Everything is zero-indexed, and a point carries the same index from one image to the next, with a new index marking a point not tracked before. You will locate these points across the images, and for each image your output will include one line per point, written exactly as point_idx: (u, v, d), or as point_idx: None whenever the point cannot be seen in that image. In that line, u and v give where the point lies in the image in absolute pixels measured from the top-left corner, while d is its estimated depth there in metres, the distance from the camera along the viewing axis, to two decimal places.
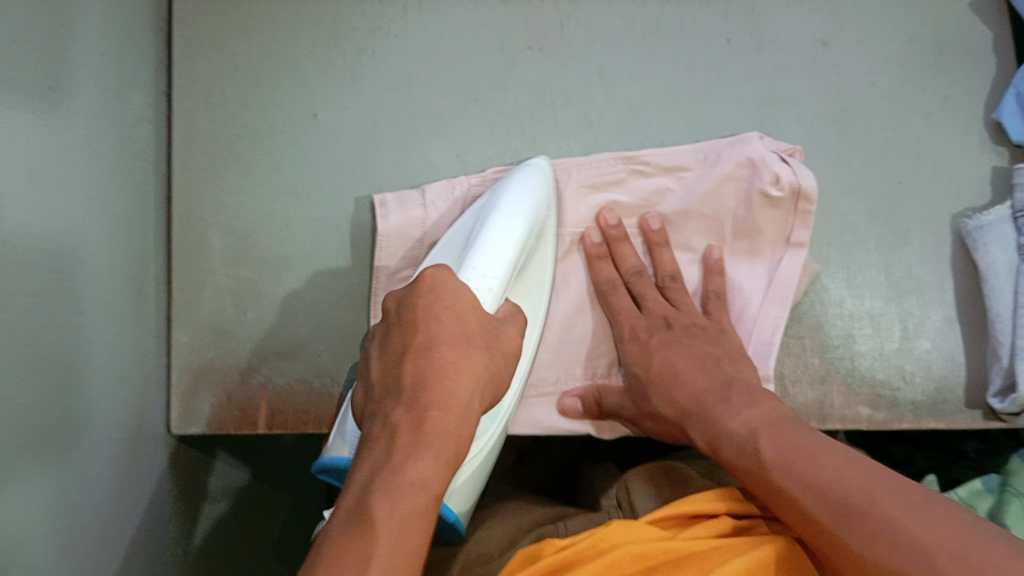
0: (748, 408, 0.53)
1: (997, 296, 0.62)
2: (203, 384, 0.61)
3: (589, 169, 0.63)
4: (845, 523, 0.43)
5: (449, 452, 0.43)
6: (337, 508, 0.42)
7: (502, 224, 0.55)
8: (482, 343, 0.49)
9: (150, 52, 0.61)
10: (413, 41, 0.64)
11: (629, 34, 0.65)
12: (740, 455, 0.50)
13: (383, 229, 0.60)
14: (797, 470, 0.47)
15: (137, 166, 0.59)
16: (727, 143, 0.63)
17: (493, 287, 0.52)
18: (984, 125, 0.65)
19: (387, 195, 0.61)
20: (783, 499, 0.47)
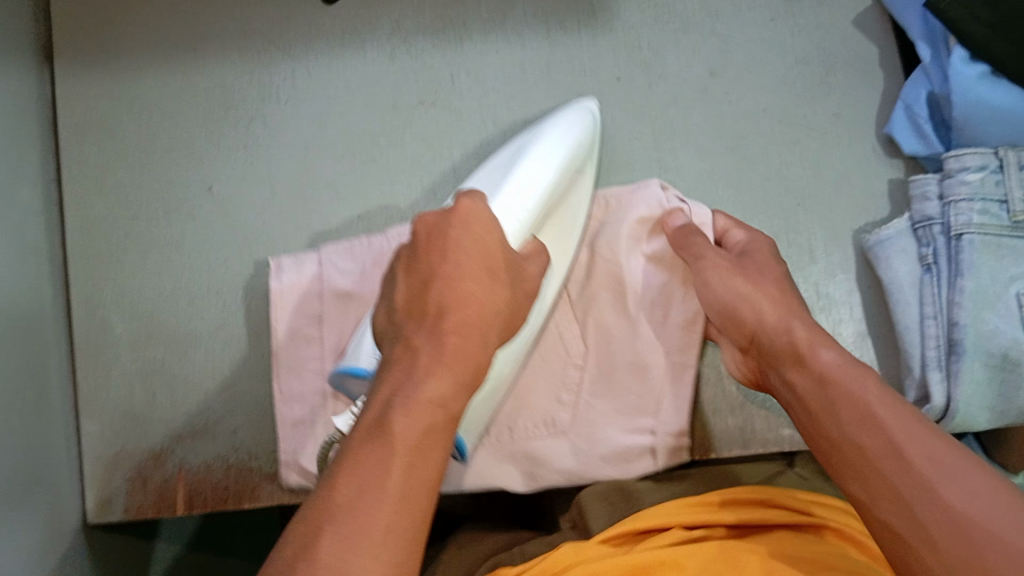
0: (865, 416, 0.45)
1: (904, 309, 0.62)
2: (119, 470, 0.60)
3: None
4: (901, 499, 0.41)
5: (435, 415, 0.40)
6: (338, 454, 0.39)
7: (543, 155, 0.55)
8: (462, 328, 0.43)
9: (35, 143, 0.60)
10: (304, 106, 0.64)
11: (519, 79, 0.65)
12: (824, 401, 0.47)
13: (274, 287, 0.60)
14: (886, 429, 0.44)
15: (31, 261, 0.58)
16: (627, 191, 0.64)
17: (475, 255, 0.46)
18: (877, 139, 0.66)
19: (282, 257, 0.62)
20: (880, 488, 0.42)
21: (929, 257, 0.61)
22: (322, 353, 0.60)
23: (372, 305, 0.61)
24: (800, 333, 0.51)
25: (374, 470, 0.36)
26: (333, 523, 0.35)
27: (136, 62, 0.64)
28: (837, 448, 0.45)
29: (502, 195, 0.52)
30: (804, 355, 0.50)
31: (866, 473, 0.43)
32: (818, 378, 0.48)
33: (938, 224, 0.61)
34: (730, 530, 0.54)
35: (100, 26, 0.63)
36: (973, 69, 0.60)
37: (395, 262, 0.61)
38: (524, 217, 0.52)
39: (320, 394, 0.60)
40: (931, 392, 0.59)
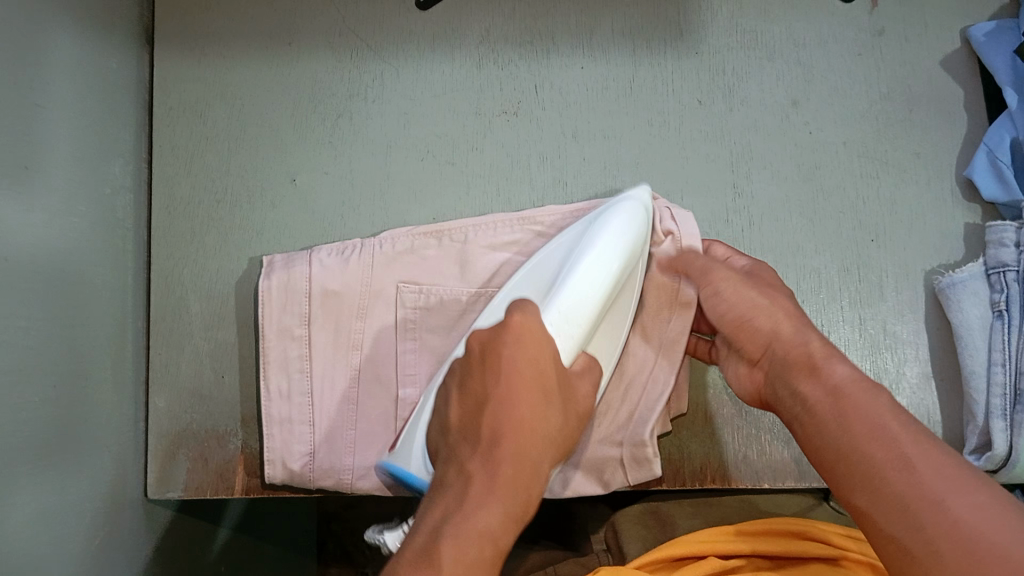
0: (879, 430, 0.42)
1: (971, 353, 0.62)
2: (182, 449, 0.62)
3: (483, 231, 0.62)
4: (910, 514, 0.38)
5: (490, 544, 0.40)
6: (386, 570, 0.39)
7: (595, 263, 0.53)
8: (521, 454, 0.44)
9: (129, 123, 0.62)
10: (389, 106, 0.65)
11: (602, 96, 0.66)
12: (831, 413, 0.44)
13: (264, 286, 0.59)
14: (897, 441, 0.41)
15: (116, 236, 0.60)
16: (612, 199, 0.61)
17: (532, 383, 0.47)
18: (956, 180, 0.66)
19: (275, 256, 0.61)
20: (889, 505, 0.39)
21: (1001, 303, 0.60)
22: (308, 351, 0.60)
23: (373, 302, 0.60)
24: (801, 344, 0.49)
25: (477, 492, 0.42)
26: (444, 542, 0.39)
27: (231, 52, 0.65)
28: (843, 460, 0.42)
29: (558, 306, 0.52)
30: (818, 366, 0.46)
31: (873, 488, 0.40)
32: (829, 390, 0.45)
33: (1012, 271, 0.60)
34: (761, 564, 0.56)
35: (199, 15, 0.66)
36: None
37: (395, 261, 0.61)
38: (573, 335, 0.51)
39: (307, 393, 0.60)
40: (993, 439, 0.59)
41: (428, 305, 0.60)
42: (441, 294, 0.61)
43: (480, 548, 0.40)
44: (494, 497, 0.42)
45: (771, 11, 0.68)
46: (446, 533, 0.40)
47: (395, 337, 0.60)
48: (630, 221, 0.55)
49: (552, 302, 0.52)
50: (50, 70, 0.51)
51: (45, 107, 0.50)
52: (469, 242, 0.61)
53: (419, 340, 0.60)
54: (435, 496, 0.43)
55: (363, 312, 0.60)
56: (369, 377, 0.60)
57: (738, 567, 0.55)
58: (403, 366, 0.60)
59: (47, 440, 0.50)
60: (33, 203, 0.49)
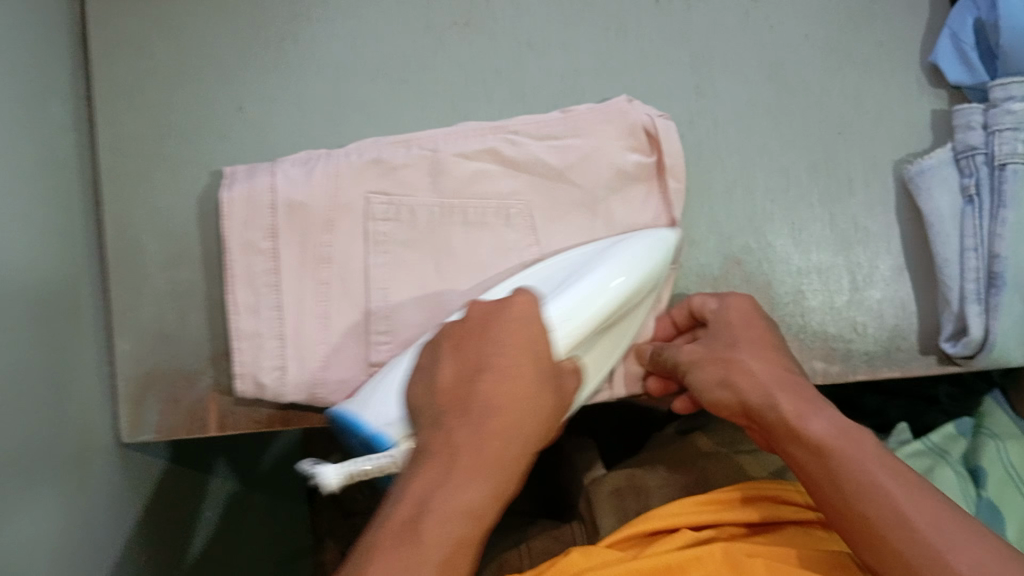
0: (821, 410, 0.50)
1: (942, 240, 0.61)
2: (150, 393, 0.60)
3: (455, 139, 0.60)
4: (864, 492, 0.46)
5: (472, 521, 0.43)
6: (368, 537, 0.42)
7: (601, 275, 0.54)
8: (504, 429, 0.45)
9: (67, 61, 0.60)
10: (336, 29, 0.63)
11: (556, 4, 0.64)
12: (818, 463, 0.48)
13: (226, 196, 0.56)
14: (879, 486, 0.46)
15: (64, 180, 0.57)
16: (597, 110, 0.61)
17: (521, 354, 0.47)
18: (921, 67, 0.65)
19: (237, 168, 0.58)
20: (858, 451, 0.48)
21: (972, 188, 0.60)
22: (273, 265, 0.57)
23: (337, 209, 0.58)
24: (792, 400, 0.51)
25: (463, 468, 0.43)
26: (429, 520, 0.41)
27: None
28: (788, 409, 0.51)
29: (561, 302, 0.52)
30: (796, 425, 0.50)
31: (835, 463, 0.48)
32: (813, 447, 0.49)
33: (981, 154, 0.59)
34: (733, 531, 0.58)
35: None
36: None
37: (360, 170, 0.58)
38: (573, 332, 0.52)
39: (276, 308, 0.57)
40: (970, 324, 0.59)
41: (399, 217, 0.59)
42: (412, 206, 0.59)
43: (461, 527, 0.42)
44: (476, 475, 0.43)
45: None
46: (431, 512, 0.41)
47: (365, 251, 0.58)
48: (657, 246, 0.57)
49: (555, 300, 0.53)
50: None
51: None
52: (440, 151, 0.60)
53: (389, 255, 0.59)
54: (420, 458, 0.44)
55: (329, 224, 0.58)
56: (338, 292, 0.58)
57: (711, 538, 0.57)
58: (374, 280, 0.58)
59: (10, 383, 0.48)
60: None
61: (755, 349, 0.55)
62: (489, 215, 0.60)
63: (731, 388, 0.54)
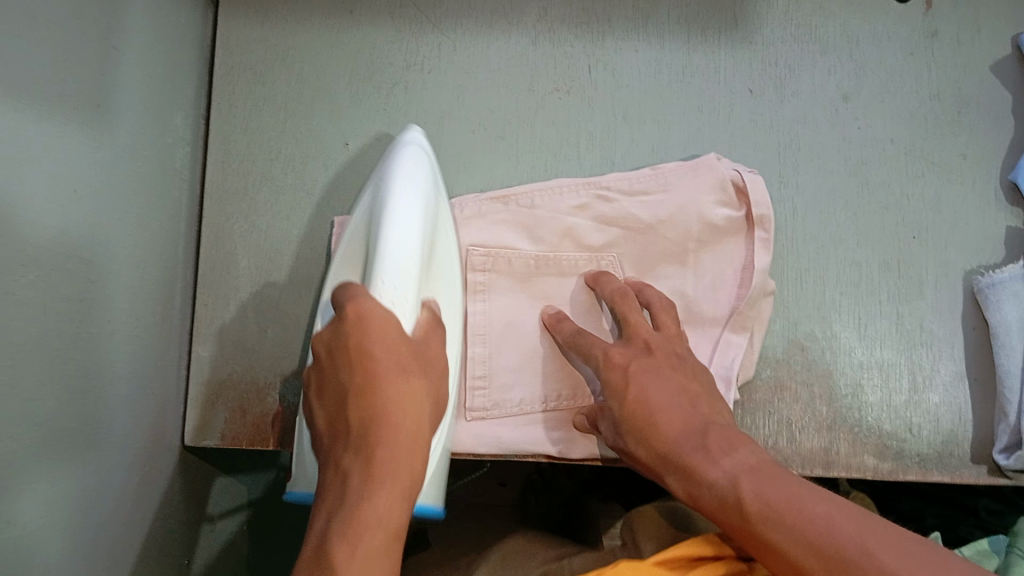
0: (729, 449, 0.49)
1: (1007, 353, 0.62)
2: (221, 398, 0.63)
3: (553, 196, 0.64)
4: (772, 528, 0.44)
5: (387, 531, 0.41)
6: None
7: (397, 221, 0.50)
8: (401, 426, 0.44)
9: (191, 79, 0.64)
10: (445, 80, 0.67)
11: (655, 80, 0.67)
12: (735, 513, 0.46)
13: (338, 252, 0.63)
14: (788, 520, 0.43)
15: (172, 188, 0.61)
16: (684, 168, 0.64)
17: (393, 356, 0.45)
18: (1000, 184, 0.66)
19: (345, 218, 0.64)
20: (770, 482, 0.46)
21: None
22: None
23: None
24: (689, 445, 0.50)
25: (357, 482, 0.42)
26: (338, 545, 0.40)
27: (294, 15, 0.67)
28: (693, 455, 0.50)
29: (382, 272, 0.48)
30: (700, 471, 0.49)
31: (753, 505, 0.45)
32: (722, 496, 0.47)
33: None
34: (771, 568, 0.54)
35: None
36: None
37: (464, 225, 0.63)
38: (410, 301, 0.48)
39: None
40: None
41: (496, 267, 0.63)
42: (509, 256, 0.63)
43: (385, 534, 0.41)
44: (384, 483, 0.42)
45: (828, 6, 0.68)
46: (339, 536, 0.41)
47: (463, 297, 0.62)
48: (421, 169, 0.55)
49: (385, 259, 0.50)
50: (122, 13, 0.52)
51: (114, 47, 0.51)
52: (538, 208, 0.64)
53: (489, 302, 0.62)
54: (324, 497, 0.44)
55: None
56: None
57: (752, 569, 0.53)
58: (473, 325, 0.62)
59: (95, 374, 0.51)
60: (98, 139, 0.50)
61: (645, 373, 0.55)
62: (582, 267, 0.63)
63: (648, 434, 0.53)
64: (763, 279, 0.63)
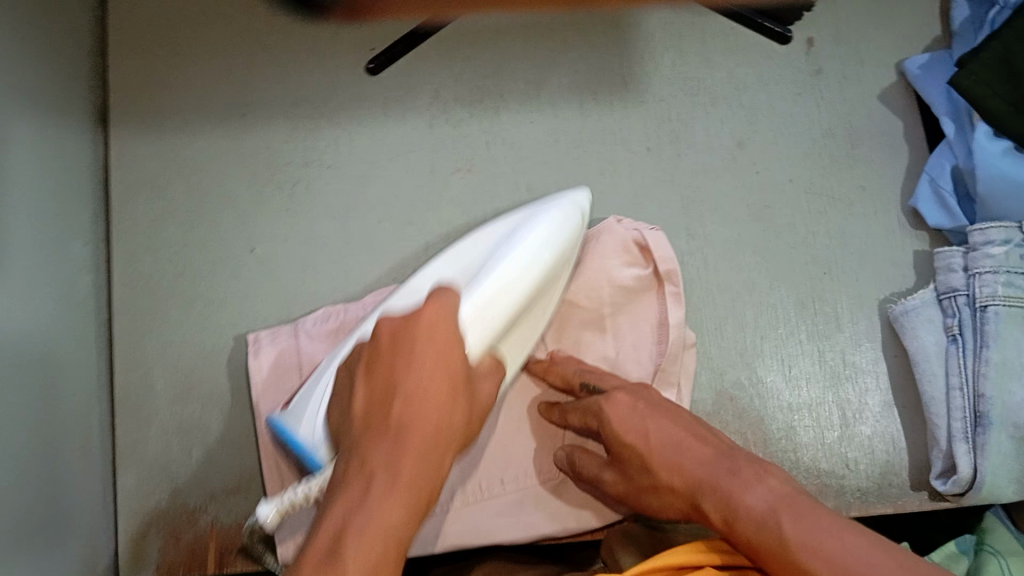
0: (761, 476, 0.47)
1: (929, 378, 0.62)
2: (153, 527, 0.61)
3: None
4: (811, 555, 0.41)
5: (390, 541, 0.37)
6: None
7: (518, 262, 0.55)
8: (424, 450, 0.41)
9: (88, 204, 0.63)
10: (346, 171, 0.67)
11: (554, 148, 0.68)
12: (769, 544, 0.43)
13: (254, 366, 0.61)
14: (826, 550, 0.41)
15: (79, 316, 0.60)
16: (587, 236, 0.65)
17: (439, 373, 0.44)
18: (902, 211, 0.68)
19: (260, 332, 0.62)
20: (808, 512, 0.43)
21: (955, 327, 0.62)
22: None
23: None
24: (713, 472, 0.48)
25: (380, 489, 0.39)
26: (347, 544, 0.37)
27: (189, 126, 0.67)
28: (727, 481, 0.47)
29: (474, 299, 0.52)
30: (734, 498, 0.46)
31: (789, 531, 0.42)
32: (757, 520, 0.44)
33: (963, 295, 0.62)
34: None
35: (155, 92, 0.67)
36: (997, 144, 0.62)
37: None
38: (487, 329, 0.52)
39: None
40: (958, 461, 0.59)
41: None
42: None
43: (386, 547, 0.37)
44: (411, 488, 0.39)
45: (712, 57, 0.71)
46: (349, 535, 0.37)
47: None
48: (560, 228, 0.58)
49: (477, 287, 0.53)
50: (11, 149, 0.52)
51: (6, 186, 0.51)
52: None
53: None
54: (337, 485, 0.40)
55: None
56: None
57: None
58: None
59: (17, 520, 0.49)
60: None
61: (662, 413, 0.54)
62: None
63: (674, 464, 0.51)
64: (681, 335, 0.63)
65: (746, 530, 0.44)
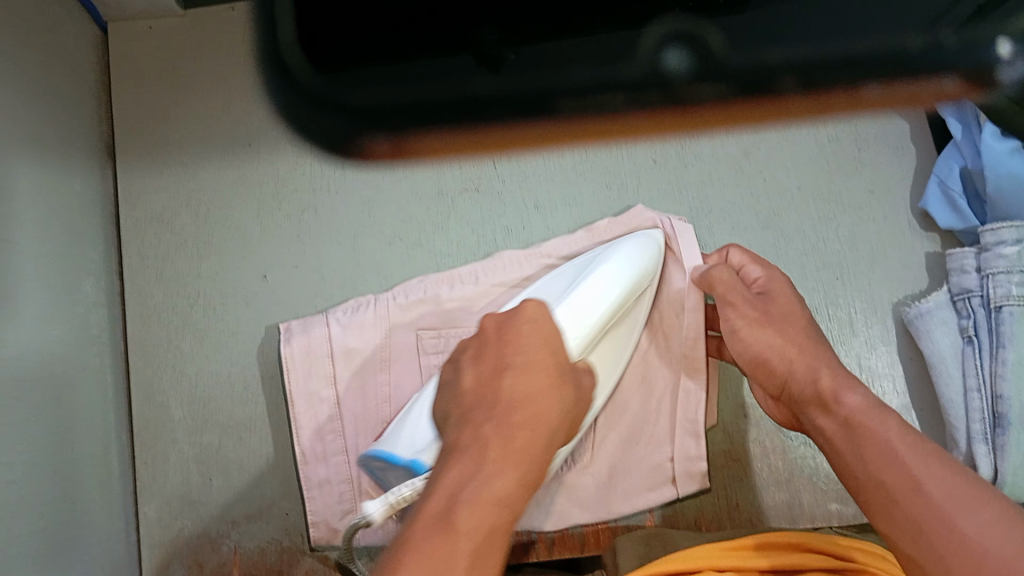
0: (853, 384, 0.46)
1: (945, 381, 0.62)
2: (176, 557, 0.61)
3: (495, 273, 0.64)
4: (858, 450, 0.43)
5: (503, 508, 0.37)
6: (394, 541, 0.36)
7: (612, 270, 0.55)
8: (531, 423, 0.41)
9: (100, 240, 0.64)
10: (351, 195, 0.67)
11: (558, 166, 0.68)
12: (846, 442, 0.44)
13: (287, 353, 0.61)
14: (874, 444, 0.42)
15: (93, 351, 0.60)
16: (618, 224, 0.64)
17: (540, 365, 0.45)
18: (913, 212, 0.68)
19: (292, 322, 0.63)
20: (876, 419, 0.43)
21: (970, 329, 0.61)
22: (340, 414, 0.61)
23: (396, 356, 0.62)
24: (804, 363, 0.49)
25: (493, 457, 0.38)
26: (462, 508, 0.36)
27: (195, 159, 0.68)
28: (812, 390, 0.47)
29: (568, 300, 0.52)
30: (830, 399, 0.46)
31: (863, 438, 0.43)
32: (842, 421, 0.45)
33: (977, 296, 0.61)
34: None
35: (159, 129, 0.68)
36: (1007, 144, 0.61)
37: (411, 310, 0.63)
38: (585, 332, 0.51)
39: (342, 452, 0.60)
40: (978, 465, 0.59)
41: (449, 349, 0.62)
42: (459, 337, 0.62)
43: (496, 517, 0.36)
44: (515, 464, 0.39)
45: None
46: (462, 495, 0.36)
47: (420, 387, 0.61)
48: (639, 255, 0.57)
49: (566, 301, 0.52)
50: (14, 191, 0.52)
51: (9, 227, 0.51)
52: (482, 283, 0.63)
53: None
54: (448, 456, 0.40)
55: (386, 363, 0.61)
56: None
57: None
58: None
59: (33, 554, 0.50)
60: (3, 314, 0.49)
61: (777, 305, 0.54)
62: None
63: (770, 363, 0.51)
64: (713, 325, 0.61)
65: (823, 431, 0.46)
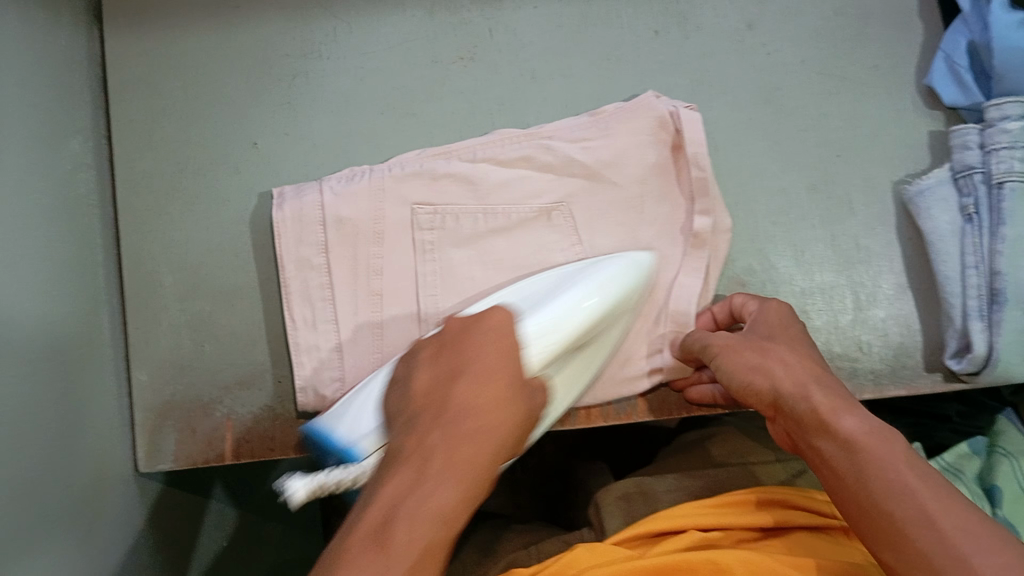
0: (850, 409, 0.45)
1: (944, 259, 0.61)
2: (167, 422, 0.61)
3: (493, 149, 0.63)
4: (859, 467, 0.42)
5: (444, 522, 0.40)
6: (335, 543, 0.39)
7: (575, 295, 0.55)
8: (473, 438, 0.43)
9: (86, 100, 0.62)
10: (343, 61, 0.66)
11: (557, 35, 0.66)
12: (847, 467, 0.43)
13: (278, 217, 0.60)
14: (872, 463, 0.42)
15: (83, 213, 0.59)
16: (626, 108, 0.63)
17: (493, 378, 0.47)
18: (918, 89, 0.67)
19: (285, 187, 0.62)
20: (886, 445, 0.42)
21: (971, 207, 0.60)
22: (328, 280, 0.60)
23: (390, 227, 0.60)
24: (810, 391, 0.47)
25: (433, 469, 0.41)
26: (398, 524, 0.38)
27: (181, 21, 0.65)
28: (811, 404, 0.46)
29: (536, 316, 0.53)
30: (826, 419, 0.45)
31: (866, 463, 0.42)
32: (842, 443, 0.43)
33: (979, 172, 0.60)
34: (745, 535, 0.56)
35: None
36: (1012, 16, 0.60)
37: (405, 181, 0.61)
38: (547, 347, 0.53)
39: (331, 318, 0.60)
40: (972, 341, 0.59)
41: (443, 225, 0.61)
42: (455, 212, 0.61)
43: (438, 531, 0.39)
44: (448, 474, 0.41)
45: None
46: (402, 509, 0.39)
47: (414, 259, 0.60)
48: (619, 275, 0.57)
49: (534, 317, 0.53)
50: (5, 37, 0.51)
51: None
52: (478, 161, 0.63)
53: (438, 261, 0.61)
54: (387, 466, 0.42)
55: (379, 236, 0.60)
56: (390, 303, 0.60)
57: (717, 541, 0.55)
58: (423, 286, 0.60)
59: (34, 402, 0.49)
60: None
61: (793, 344, 0.51)
62: (530, 217, 0.62)
63: (758, 386, 0.50)
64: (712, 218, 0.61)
65: (817, 448, 0.45)
